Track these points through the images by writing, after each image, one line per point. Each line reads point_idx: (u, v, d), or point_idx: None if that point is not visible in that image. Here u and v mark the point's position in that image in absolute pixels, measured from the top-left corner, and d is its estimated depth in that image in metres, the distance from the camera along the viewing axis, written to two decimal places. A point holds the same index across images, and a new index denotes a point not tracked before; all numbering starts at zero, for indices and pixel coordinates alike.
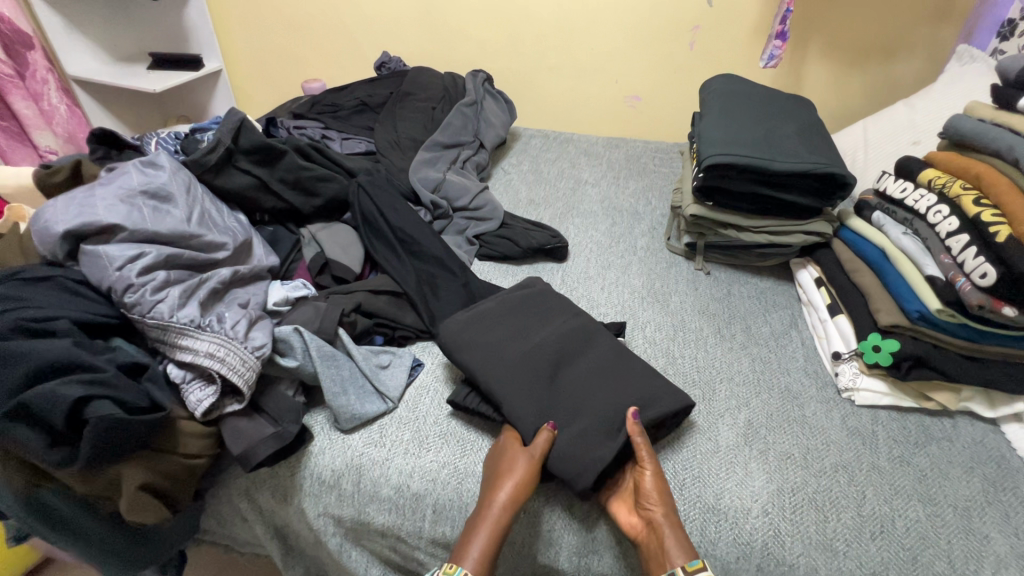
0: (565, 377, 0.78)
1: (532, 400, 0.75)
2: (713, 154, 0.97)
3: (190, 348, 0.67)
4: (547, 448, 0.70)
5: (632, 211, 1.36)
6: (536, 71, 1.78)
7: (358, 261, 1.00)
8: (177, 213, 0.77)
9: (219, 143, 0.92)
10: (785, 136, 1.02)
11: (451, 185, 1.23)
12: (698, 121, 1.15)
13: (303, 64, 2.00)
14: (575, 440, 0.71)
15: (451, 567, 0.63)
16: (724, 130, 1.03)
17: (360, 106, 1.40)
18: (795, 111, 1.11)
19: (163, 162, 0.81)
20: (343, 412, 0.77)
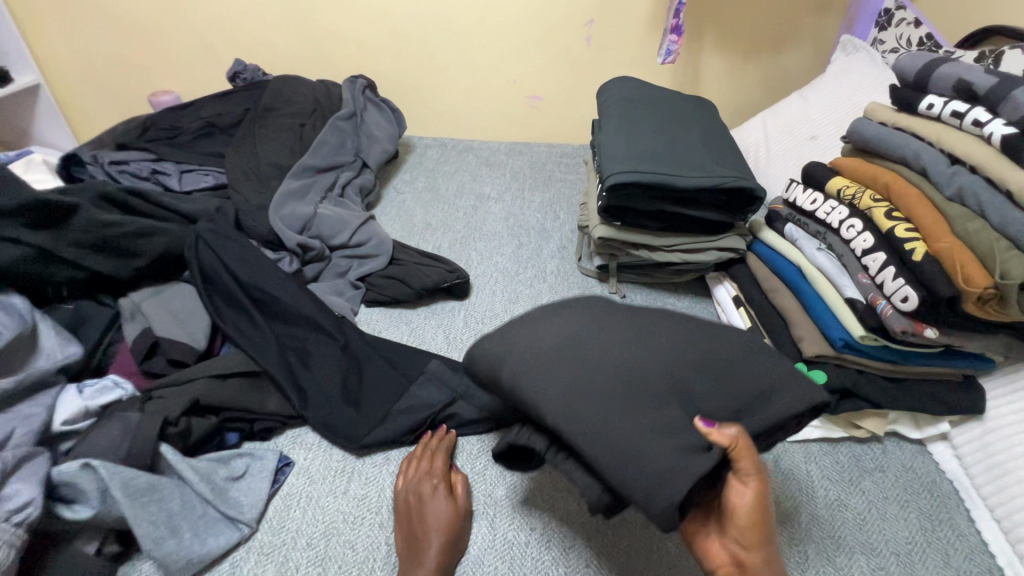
0: (629, 351, 0.58)
1: (588, 383, 0.55)
2: (615, 172, 0.86)
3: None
4: (596, 434, 0.51)
5: (539, 228, 1.24)
6: (425, 73, 1.60)
7: (201, 336, 0.79)
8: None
9: None
10: (689, 146, 0.93)
11: (325, 219, 1.04)
12: (598, 132, 1.04)
13: (149, 74, 1.69)
14: (646, 434, 0.51)
15: None
16: (625, 143, 0.93)
17: (207, 128, 1.16)
18: (698, 117, 1.03)
19: None
20: (171, 562, 0.58)
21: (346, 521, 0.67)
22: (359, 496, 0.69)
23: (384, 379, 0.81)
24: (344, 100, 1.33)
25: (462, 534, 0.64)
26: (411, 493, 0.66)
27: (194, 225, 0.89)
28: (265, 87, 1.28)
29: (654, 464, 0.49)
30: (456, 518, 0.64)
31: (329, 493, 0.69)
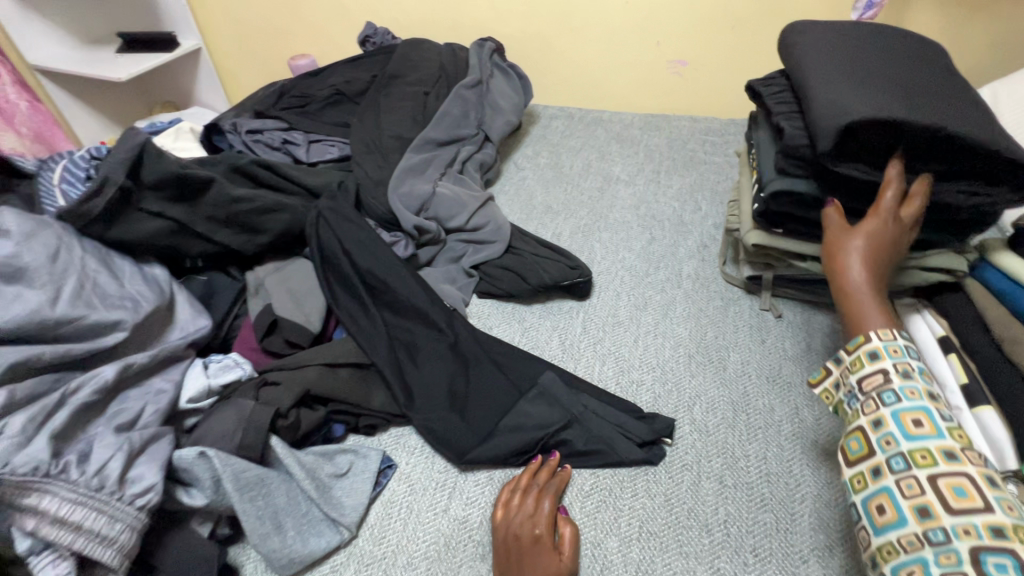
0: (864, 84, 0.67)
1: (824, 77, 0.69)
2: (777, 181, 0.72)
3: (35, 508, 0.46)
4: (825, 100, 0.65)
5: (675, 221, 1.08)
6: (558, 35, 1.45)
7: (315, 318, 0.78)
8: (32, 298, 0.56)
9: (110, 180, 0.68)
10: (923, 94, 0.67)
11: (444, 200, 0.97)
12: (767, 87, 0.80)
13: (291, 39, 1.74)
14: (855, 100, 0.64)
15: None
16: (832, 83, 0.68)
17: (336, 96, 1.14)
18: (916, 55, 0.75)
19: (10, 224, 0.59)
20: (274, 558, 0.58)
21: (444, 547, 0.61)
22: (460, 519, 0.64)
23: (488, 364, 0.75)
24: (471, 67, 1.24)
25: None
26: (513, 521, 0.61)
27: (316, 200, 0.87)
28: (394, 51, 1.24)
29: (844, 121, 0.62)
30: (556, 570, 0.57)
31: (430, 509, 0.65)
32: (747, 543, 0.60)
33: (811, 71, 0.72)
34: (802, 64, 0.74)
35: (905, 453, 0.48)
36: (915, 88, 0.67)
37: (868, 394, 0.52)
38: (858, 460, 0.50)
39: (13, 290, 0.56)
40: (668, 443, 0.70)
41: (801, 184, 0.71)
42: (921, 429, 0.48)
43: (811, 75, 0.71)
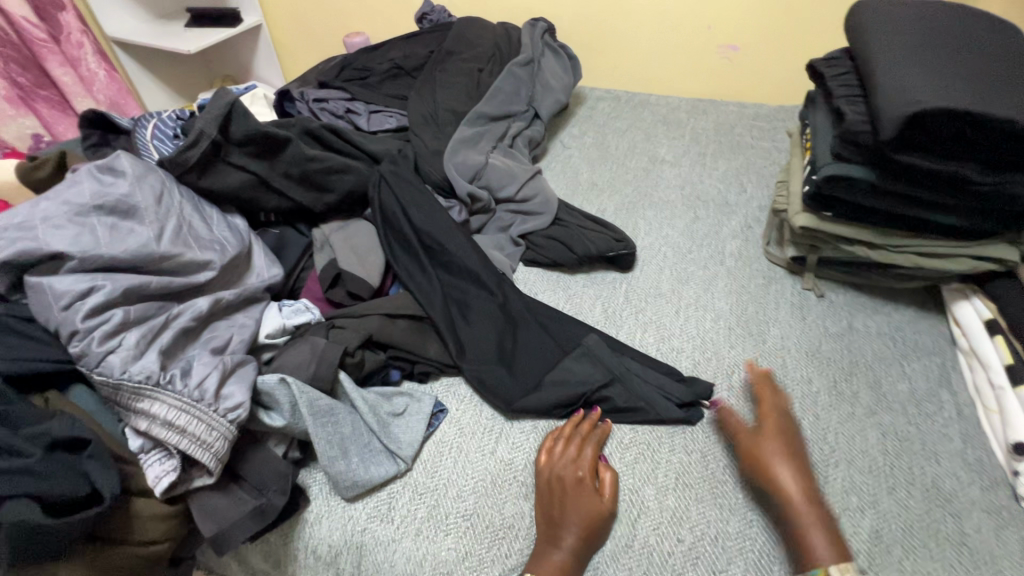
0: (933, 69, 0.67)
1: (893, 62, 0.69)
2: (834, 165, 0.73)
3: (146, 413, 0.54)
4: (894, 85, 0.65)
5: (720, 202, 1.09)
6: (609, 17, 1.46)
7: (376, 273, 0.83)
8: (142, 233, 0.62)
9: (204, 135, 0.75)
10: (994, 83, 0.66)
11: (495, 171, 1.02)
12: (831, 70, 0.80)
13: (347, 17, 1.80)
14: (925, 86, 0.64)
15: None
16: (902, 69, 0.67)
17: (395, 69, 1.19)
18: (993, 43, 0.73)
19: (123, 165, 0.65)
20: (341, 479, 0.64)
21: (491, 484, 0.67)
22: (506, 461, 0.69)
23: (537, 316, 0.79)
24: (523, 45, 1.27)
25: (603, 528, 0.61)
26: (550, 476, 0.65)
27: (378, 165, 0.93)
28: (450, 29, 1.28)
29: (914, 106, 0.62)
30: (597, 510, 0.61)
31: (479, 450, 0.70)
32: None
33: (879, 55, 0.71)
34: (868, 48, 0.74)
35: None
36: (985, 77, 0.67)
37: None
38: None
39: (126, 223, 0.62)
40: (706, 406, 0.73)
41: (858, 169, 0.71)
42: None
43: (878, 59, 0.71)
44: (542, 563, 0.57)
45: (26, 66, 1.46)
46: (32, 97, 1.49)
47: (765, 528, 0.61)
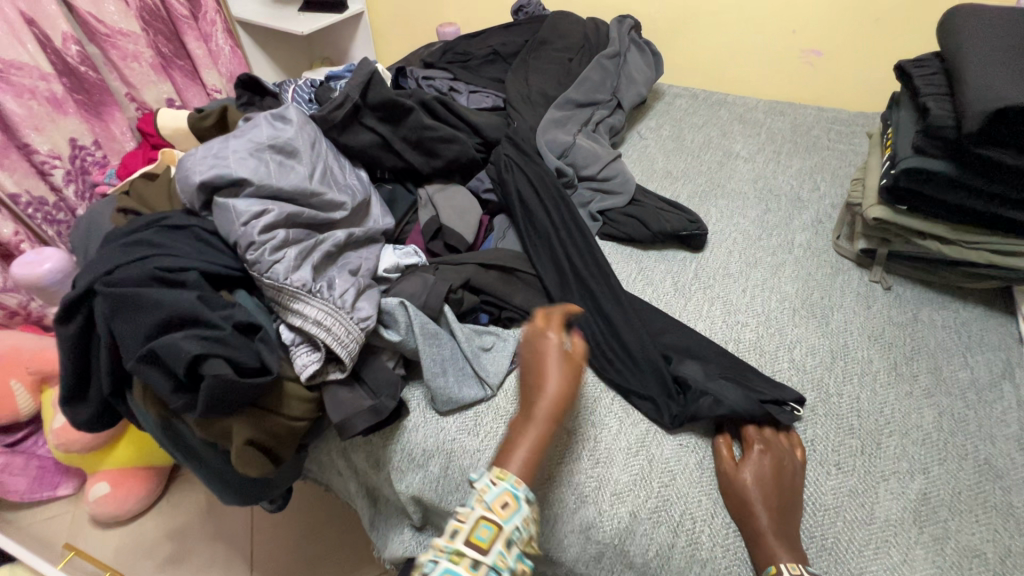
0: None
1: (981, 62, 0.73)
2: (912, 159, 0.78)
3: (300, 312, 0.67)
4: (982, 83, 0.69)
5: (792, 197, 1.13)
6: (694, 18, 1.52)
7: (472, 230, 0.94)
8: (300, 172, 0.76)
9: (348, 98, 0.90)
10: None
11: (581, 150, 1.10)
12: (918, 70, 0.85)
13: (442, 9, 1.94)
14: (1012, 84, 0.68)
15: (502, 471, 0.58)
16: (989, 68, 0.71)
17: (493, 55, 1.31)
18: None
19: (292, 116, 0.80)
20: (440, 394, 0.75)
21: (566, 413, 0.76)
22: (579, 396, 0.78)
23: (612, 279, 0.88)
24: (612, 39, 1.36)
25: (573, 385, 0.64)
26: (528, 356, 0.66)
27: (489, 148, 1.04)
28: (544, 21, 1.38)
29: (998, 101, 0.66)
30: (568, 377, 0.63)
31: None
32: (832, 459, 0.69)
33: (969, 55, 0.75)
34: (958, 50, 0.78)
35: None
36: None
37: None
38: None
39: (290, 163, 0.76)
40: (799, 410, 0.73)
41: (936, 163, 0.76)
42: None
43: (967, 59, 0.75)
44: (511, 453, 0.60)
45: (169, 38, 1.67)
46: (171, 65, 1.70)
47: (816, 480, 0.67)
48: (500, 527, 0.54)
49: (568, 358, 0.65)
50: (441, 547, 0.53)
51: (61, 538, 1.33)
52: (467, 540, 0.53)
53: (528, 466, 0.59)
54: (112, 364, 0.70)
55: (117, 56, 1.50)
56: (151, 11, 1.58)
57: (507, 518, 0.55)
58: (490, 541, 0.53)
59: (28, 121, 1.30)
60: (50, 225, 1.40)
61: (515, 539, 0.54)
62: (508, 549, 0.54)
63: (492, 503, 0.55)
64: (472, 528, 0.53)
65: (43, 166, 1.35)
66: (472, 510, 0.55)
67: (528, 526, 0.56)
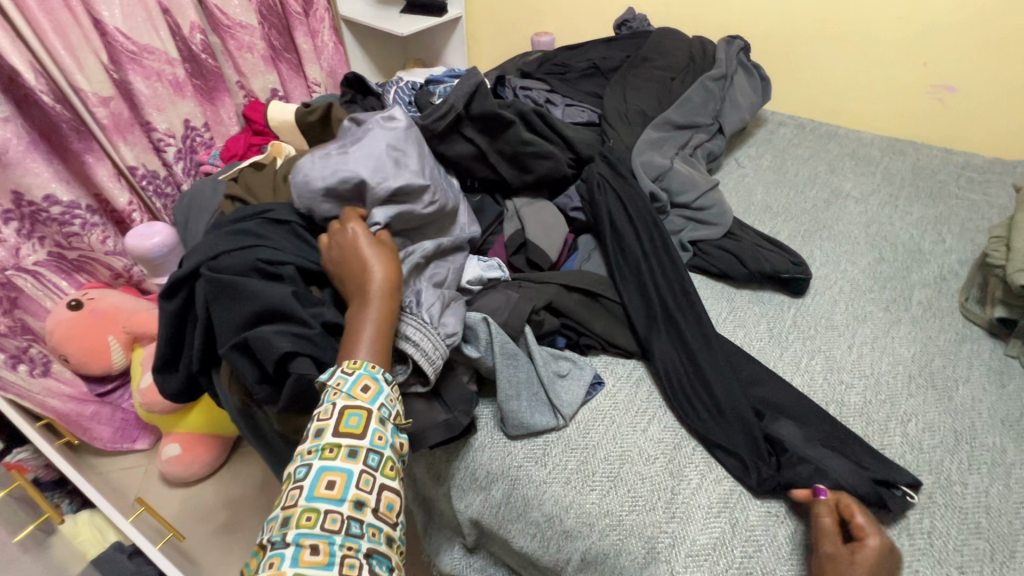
0: None
1: None
2: None
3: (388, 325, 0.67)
4: None
5: (911, 248, 1.02)
6: (810, 43, 1.43)
7: (557, 249, 0.91)
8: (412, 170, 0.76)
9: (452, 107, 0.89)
10: None
11: (678, 176, 1.05)
12: None
13: (539, 18, 1.93)
14: None
15: (354, 362, 0.58)
16: None
17: (591, 69, 1.28)
18: None
19: (400, 117, 0.81)
20: (511, 418, 0.73)
21: (642, 457, 0.71)
22: (656, 439, 0.73)
23: (703, 316, 0.82)
24: (719, 60, 1.29)
25: (391, 269, 0.65)
26: (337, 254, 0.67)
27: (584, 163, 1.01)
28: (648, 37, 1.33)
29: None
30: (387, 259, 0.66)
31: (630, 424, 0.74)
32: (954, 560, 0.60)
33: None
34: None
35: None
36: None
37: None
38: None
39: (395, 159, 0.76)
40: (913, 498, 0.65)
41: None
42: None
43: None
44: (355, 342, 0.60)
45: (281, 31, 1.75)
46: (279, 58, 1.79)
47: None
48: (367, 410, 0.55)
49: (377, 244, 0.67)
50: (311, 449, 0.53)
51: (133, 489, 1.42)
52: (339, 431, 0.54)
53: (375, 351, 0.60)
54: (204, 343, 0.72)
55: (233, 46, 1.61)
56: (269, 7, 1.67)
57: (371, 400, 0.56)
58: (363, 426, 0.55)
59: (152, 100, 1.39)
60: (158, 198, 1.50)
61: (387, 416, 0.57)
62: (383, 426, 0.56)
63: (352, 392, 0.56)
64: (337, 421, 0.54)
65: (159, 143, 1.44)
66: (333, 406, 0.55)
67: (395, 403, 0.59)
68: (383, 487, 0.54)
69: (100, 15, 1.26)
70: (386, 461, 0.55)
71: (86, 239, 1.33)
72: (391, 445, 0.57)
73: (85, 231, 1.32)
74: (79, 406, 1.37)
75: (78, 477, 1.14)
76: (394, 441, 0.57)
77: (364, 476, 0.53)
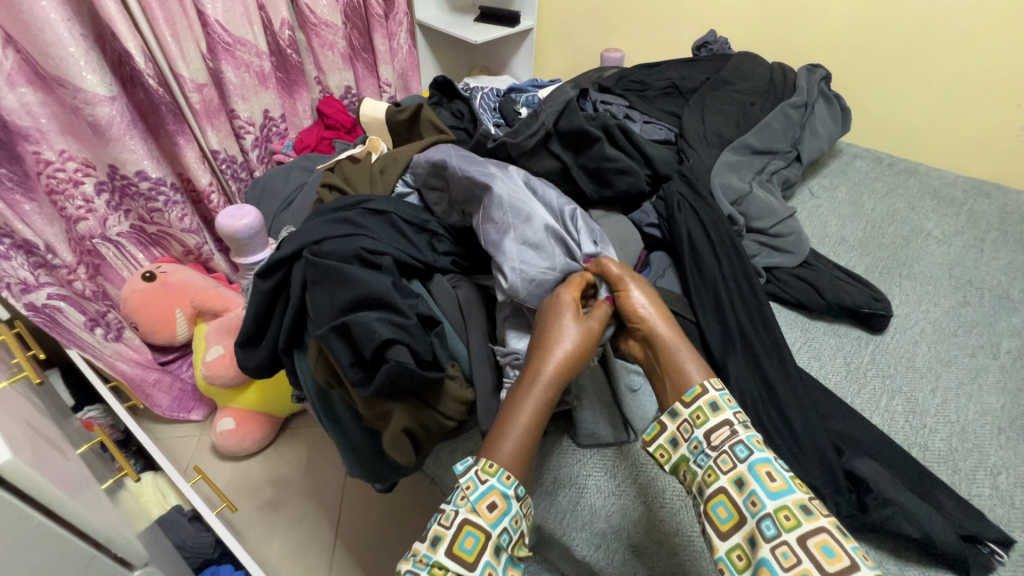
0: None
1: None
2: None
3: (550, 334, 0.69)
4: None
5: (998, 294, 0.99)
6: (894, 77, 1.40)
7: (632, 263, 0.92)
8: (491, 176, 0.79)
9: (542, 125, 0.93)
10: None
11: (756, 200, 1.04)
12: None
13: (611, 35, 1.94)
14: None
15: (491, 465, 0.58)
16: None
17: (670, 88, 1.29)
18: None
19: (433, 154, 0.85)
20: (584, 427, 0.74)
21: None
22: None
23: (782, 347, 0.81)
24: (800, 88, 1.27)
25: (578, 364, 0.66)
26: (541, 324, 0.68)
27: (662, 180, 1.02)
28: (729, 60, 1.33)
29: None
30: (581, 351, 0.66)
31: None
32: None
33: None
34: None
35: (770, 514, 0.52)
36: None
37: (721, 451, 0.57)
38: (728, 528, 0.54)
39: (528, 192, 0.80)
40: (1003, 557, 0.62)
41: None
42: (775, 484, 0.53)
43: None
44: (505, 432, 0.61)
45: (361, 32, 1.81)
46: (357, 57, 1.85)
47: None
48: (487, 534, 0.55)
49: (580, 328, 0.67)
50: (424, 558, 0.54)
51: (187, 458, 1.48)
52: (453, 551, 0.54)
53: (514, 456, 0.60)
54: (294, 323, 0.76)
55: (316, 43, 1.67)
56: (353, 8, 1.73)
57: (493, 522, 0.56)
58: (477, 553, 0.54)
59: (239, 90, 1.46)
60: (234, 182, 1.57)
61: (504, 544, 0.56)
62: (496, 559, 0.55)
63: (477, 505, 0.56)
64: (456, 536, 0.55)
65: (240, 130, 1.52)
66: (456, 517, 0.56)
67: (519, 526, 0.58)
68: None
69: (204, 7, 1.32)
70: None
71: (167, 216, 1.38)
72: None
73: (167, 208, 1.36)
74: (145, 372, 1.43)
75: (145, 440, 1.19)
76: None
77: None
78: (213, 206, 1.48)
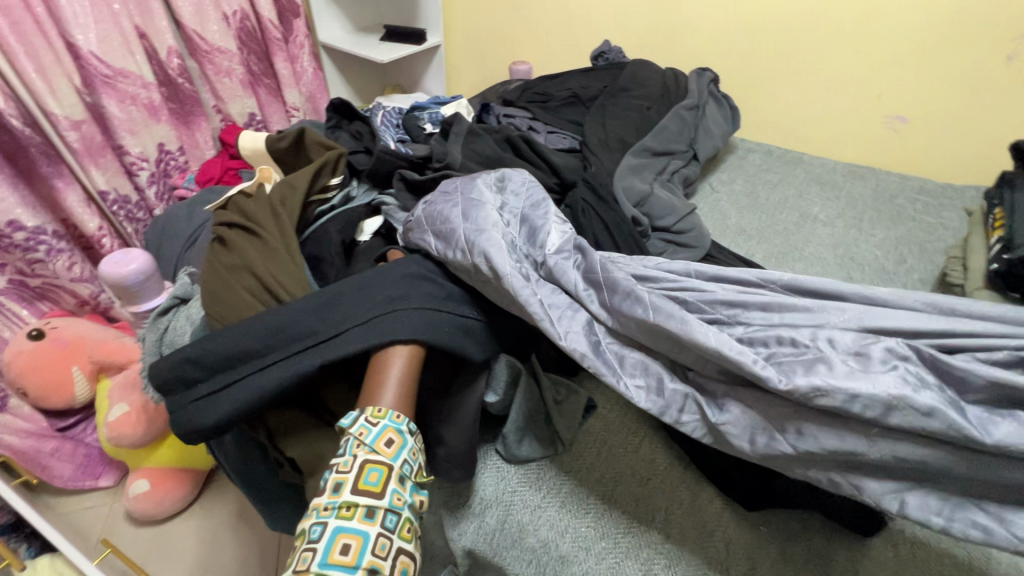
0: None
1: None
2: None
3: None
4: None
5: (877, 269, 1.08)
6: (773, 79, 1.52)
7: None
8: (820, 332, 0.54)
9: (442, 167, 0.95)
10: None
11: (658, 201, 1.09)
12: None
13: (518, 48, 1.97)
14: None
15: (380, 411, 0.59)
16: None
17: (572, 98, 1.33)
18: None
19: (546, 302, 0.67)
20: (509, 444, 0.73)
21: (634, 476, 0.72)
22: (647, 460, 0.74)
23: None
24: (692, 91, 1.35)
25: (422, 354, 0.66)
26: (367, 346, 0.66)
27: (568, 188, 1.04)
28: (625, 68, 1.40)
29: None
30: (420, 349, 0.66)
31: (623, 445, 0.75)
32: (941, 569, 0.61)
33: None
34: None
35: None
36: None
37: None
38: None
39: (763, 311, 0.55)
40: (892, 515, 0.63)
41: None
42: None
43: None
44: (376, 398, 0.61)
45: (261, 57, 1.73)
46: (258, 83, 1.76)
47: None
48: (389, 466, 0.55)
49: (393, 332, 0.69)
50: (328, 505, 0.52)
51: (98, 530, 1.34)
52: (358, 488, 0.53)
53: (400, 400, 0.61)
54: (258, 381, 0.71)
55: (211, 71, 1.58)
56: (248, 32, 1.64)
57: (393, 455, 0.56)
58: (383, 484, 0.53)
59: (126, 124, 1.35)
60: (130, 223, 1.45)
61: (407, 474, 0.56)
62: (402, 486, 0.55)
63: (374, 445, 0.55)
64: (358, 474, 0.53)
65: (131, 167, 1.41)
66: (354, 458, 0.54)
67: (417, 457, 0.58)
68: (399, 551, 0.52)
69: (74, 39, 1.21)
70: (404, 522, 0.54)
71: (52, 266, 1.26)
72: (410, 503, 0.56)
73: (50, 257, 1.24)
74: (39, 442, 1.29)
75: (39, 518, 1.07)
76: (412, 498, 0.56)
77: (381, 540, 0.51)
78: (106, 251, 1.37)
